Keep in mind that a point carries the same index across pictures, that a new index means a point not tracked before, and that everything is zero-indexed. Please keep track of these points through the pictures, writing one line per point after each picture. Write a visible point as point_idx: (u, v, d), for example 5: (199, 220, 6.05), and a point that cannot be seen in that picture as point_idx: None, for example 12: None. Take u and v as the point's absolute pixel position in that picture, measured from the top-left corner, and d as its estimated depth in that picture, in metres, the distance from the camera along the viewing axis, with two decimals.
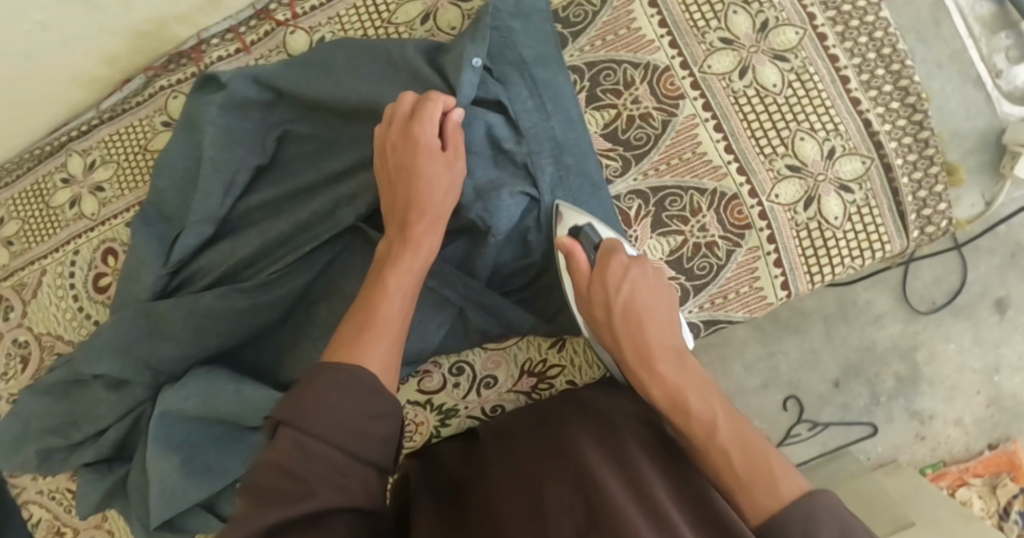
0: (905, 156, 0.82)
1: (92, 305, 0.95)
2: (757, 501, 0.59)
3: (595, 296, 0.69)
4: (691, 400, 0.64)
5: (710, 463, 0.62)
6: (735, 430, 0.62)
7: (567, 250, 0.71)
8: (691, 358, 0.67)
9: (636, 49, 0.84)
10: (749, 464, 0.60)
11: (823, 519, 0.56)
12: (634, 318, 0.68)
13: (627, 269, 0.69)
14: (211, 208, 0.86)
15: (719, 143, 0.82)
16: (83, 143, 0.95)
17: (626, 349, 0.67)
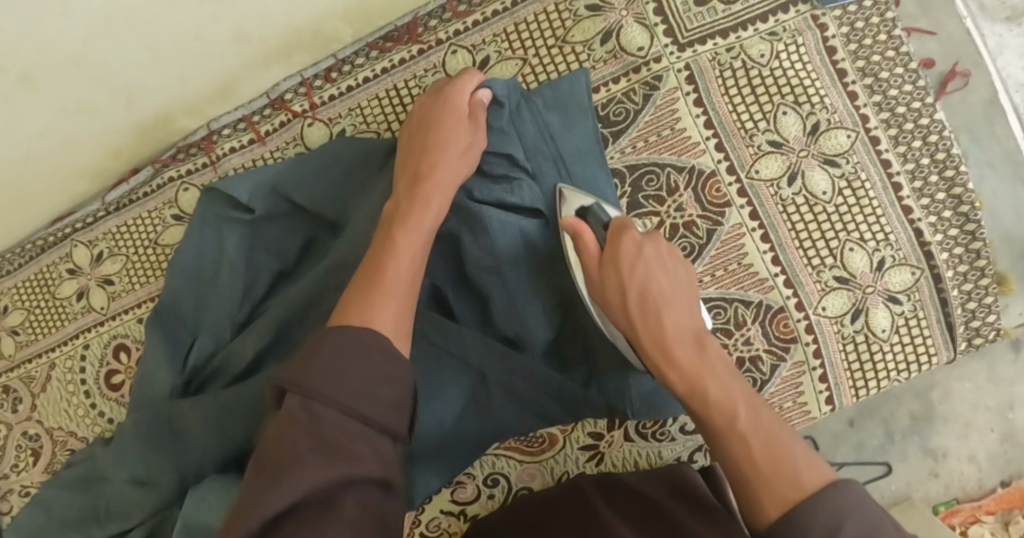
0: (956, 267, 0.79)
1: (105, 403, 0.91)
2: (778, 497, 0.58)
3: (608, 279, 0.70)
4: (710, 390, 0.64)
5: (729, 455, 0.62)
6: (754, 418, 0.62)
7: (575, 231, 0.71)
8: (711, 346, 0.67)
9: (680, 152, 0.80)
10: (771, 457, 0.59)
11: (850, 518, 0.55)
12: (650, 301, 0.68)
13: (641, 248, 0.70)
14: (226, 311, 0.82)
15: (767, 254, 0.79)
16: (89, 233, 0.90)
17: (642, 337, 0.68)
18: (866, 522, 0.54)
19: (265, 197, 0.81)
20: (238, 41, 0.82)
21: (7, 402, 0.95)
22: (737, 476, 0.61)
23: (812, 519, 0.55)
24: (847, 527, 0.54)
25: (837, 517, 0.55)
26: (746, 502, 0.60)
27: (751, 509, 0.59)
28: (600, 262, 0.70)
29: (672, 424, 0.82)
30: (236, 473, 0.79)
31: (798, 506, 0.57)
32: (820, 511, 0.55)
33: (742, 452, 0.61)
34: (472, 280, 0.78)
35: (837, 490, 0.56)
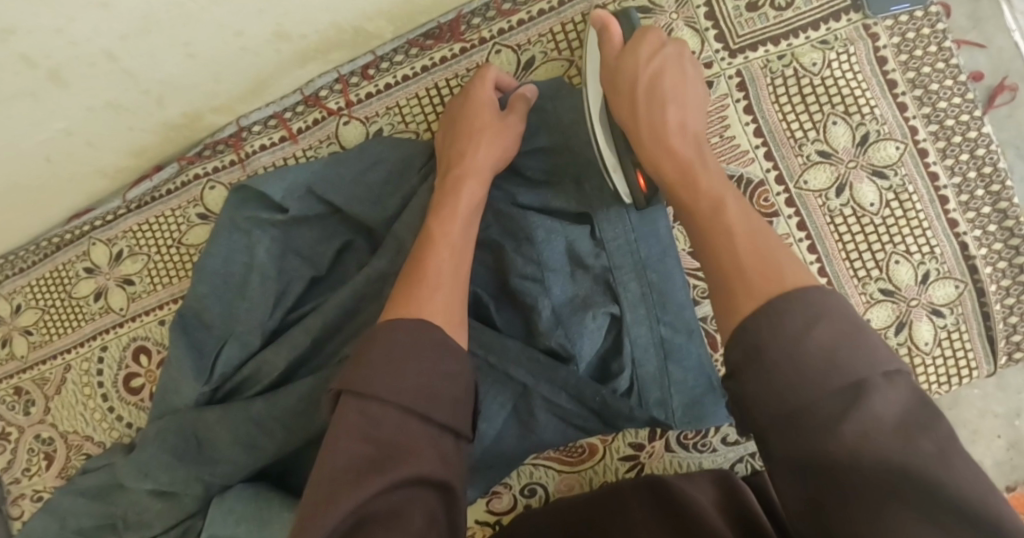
0: (999, 281, 0.79)
1: (124, 407, 0.88)
2: (752, 288, 0.55)
3: (624, 65, 0.72)
4: (703, 185, 0.64)
5: (710, 247, 0.60)
6: (744, 214, 0.61)
7: (601, 25, 0.74)
8: (710, 158, 0.68)
9: (729, 160, 0.79)
10: (756, 255, 0.57)
11: (831, 317, 0.51)
12: (659, 94, 0.70)
13: (661, 47, 0.73)
14: (257, 319, 0.79)
15: (812, 265, 0.79)
16: (108, 231, 0.86)
17: (643, 123, 0.69)
18: (847, 325, 0.51)
19: (300, 198, 0.78)
20: (276, 38, 0.71)
21: (19, 403, 0.92)
22: (714, 267, 0.59)
23: (787, 310, 0.52)
24: (822, 325, 0.51)
25: (813, 315, 0.51)
26: (720, 293, 0.57)
27: (724, 299, 0.56)
28: (618, 55, 0.73)
29: (713, 435, 0.81)
30: (263, 486, 0.80)
31: (776, 294, 0.53)
32: (797, 305, 0.52)
33: (724, 239, 0.59)
34: (515, 289, 0.77)
35: (819, 291, 0.52)
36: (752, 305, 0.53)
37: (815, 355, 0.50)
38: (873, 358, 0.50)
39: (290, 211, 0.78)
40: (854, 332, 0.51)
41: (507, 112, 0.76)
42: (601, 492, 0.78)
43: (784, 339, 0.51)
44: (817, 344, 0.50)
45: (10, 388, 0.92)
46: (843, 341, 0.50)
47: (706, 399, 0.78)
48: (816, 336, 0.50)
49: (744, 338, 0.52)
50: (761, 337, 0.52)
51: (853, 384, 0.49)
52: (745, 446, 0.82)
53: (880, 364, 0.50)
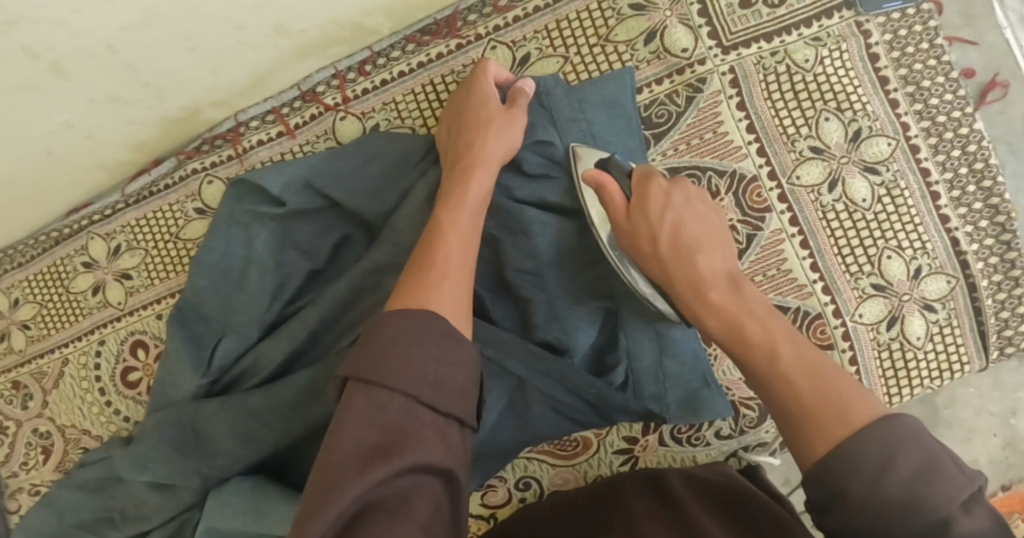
0: (991, 277, 0.80)
1: (121, 401, 0.89)
2: (826, 435, 0.55)
3: (638, 228, 0.72)
4: (748, 326, 0.65)
5: (773, 395, 0.61)
6: (798, 351, 0.62)
7: (598, 183, 0.74)
8: (747, 285, 0.69)
9: (722, 155, 0.79)
10: (819, 393, 0.57)
11: (903, 447, 0.52)
12: (682, 251, 0.71)
13: (668, 198, 0.73)
14: (254, 312, 0.80)
15: (806, 260, 0.79)
16: (106, 226, 0.87)
17: (676, 277, 0.70)
18: (924, 455, 0.52)
19: (297, 191, 0.79)
20: (275, 32, 0.72)
21: (16, 397, 0.92)
22: (783, 416, 0.59)
23: (859, 449, 0.53)
24: (899, 460, 0.52)
25: (887, 454, 0.52)
26: (792, 440, 0.57)
27: (799, 443, 0.57)
28: (626, 213, 0.73)
29: (707, 429, 0.82)
30: (260, 478, 0.81)
31: (847, 437, 0.54)
32: (872, 442, 0.53)
33: (785, 387, 0.60)
34: (511, 282, 0.78)
35: (890, 425, 0.53)
36: (824, 446, 0.55)
37: (898, 498, 0.51)
38: (955, 485, 0.50)
39: (287, 205, 0.79)
40: (933, 462, 0.51)
41: (509, 105, 0.77)
42: (598, 487, 0.78)
43: (863, 479, 0.52)
44: (899, 483, 0.51)
45: (8, 382, 0.92)
46: (923, 472, 0.51)
47: (702, 393, 0.78)
48: (892, 475, 0.51)
49: (818, 478, 0.54)
50: (841, 485, 0.53)
51: (941, 520, 0.50)
52: (738, 440, 0.82)
53: (962, 488, 0.50)
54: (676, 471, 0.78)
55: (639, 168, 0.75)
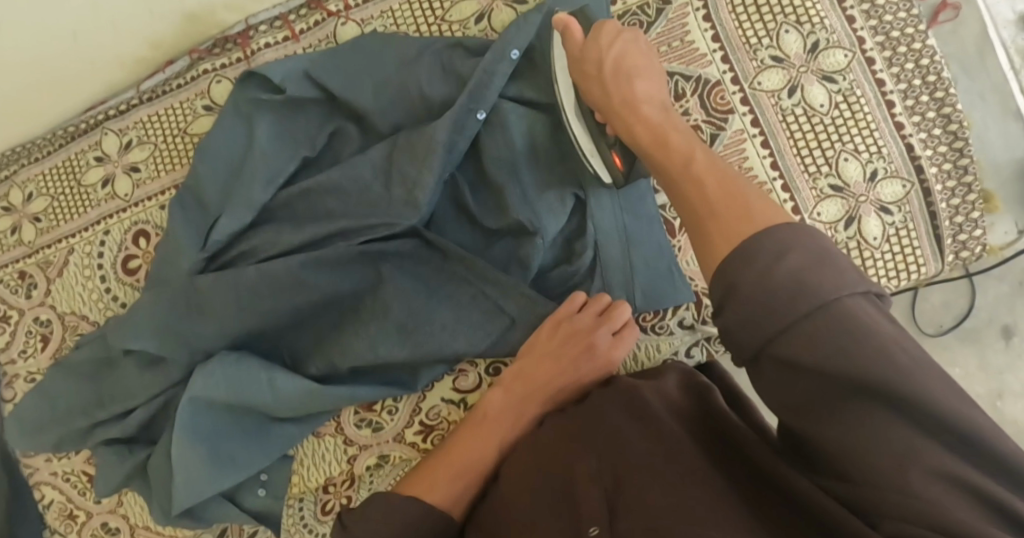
0: (945, 182, 0.85)
1: (121, 287, 0.94)
2: (727, 228, 0.54)
3: (587, 55, 0.77)
4: (672, 136, 0.66)
5: (681, 189, 0.61)
6: (710, 159, 0.62)
7: (564, 27, 0.78)
8: (675, 112, 0.72)
9: (688, 62, 0.85)
10: (724, 195, 0.57)
11: (796, 242, 0.50)
12: (622, 74, 0.75)
13: (619, 34, 0.77)
14: (249, 192, 0.84)
15: (766, 159, 0.84)
16: (120, 122, 0.94)
17: (613, 97, 0.74)
18: (818, 252, 0.49)
19: (298, 80, 0.86)
20: None
21: (22, 286, 0.98)
22: (688, 207, 0.59)
23: (757, 244, 0.51)
24: (790, 257, 0.50)
25: (781, 246, 0.50)
26: (696, 237, 0.56)
27: (701, 238, 0.56)
28: (580, 47, 0.78)
29: (671, 318, 0.86)
30: (247, 352, 0.87)
31: (745, 234, 0.53)
32: (765, 239, 0.51)
33: (695, 193, 0.59)
34: (488, 171, 0.83)
35: (788, 225, 0.51)
36: (724, 246, 0.53)
37: (783, 284, 0.48)
38: (843, 276, 0.48)
39: (287, 93, 0.85)
40: (822, 256, 0.49)
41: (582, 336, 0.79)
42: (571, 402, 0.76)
43: (757, 268, 0.50)
44: (786, 271, 0.49)
45: (14, 272, 0.98)
46: (811, 265, 0.49)
47: (665, 282, 0.83)
48: (783, 265, 0.49)
49: (722, 279, 0.51)
50: (734, 279, 0.51)
51: (827, 305, 0.47)
52: (701, 330, 0.86)
53: (849, 282, 0.48)
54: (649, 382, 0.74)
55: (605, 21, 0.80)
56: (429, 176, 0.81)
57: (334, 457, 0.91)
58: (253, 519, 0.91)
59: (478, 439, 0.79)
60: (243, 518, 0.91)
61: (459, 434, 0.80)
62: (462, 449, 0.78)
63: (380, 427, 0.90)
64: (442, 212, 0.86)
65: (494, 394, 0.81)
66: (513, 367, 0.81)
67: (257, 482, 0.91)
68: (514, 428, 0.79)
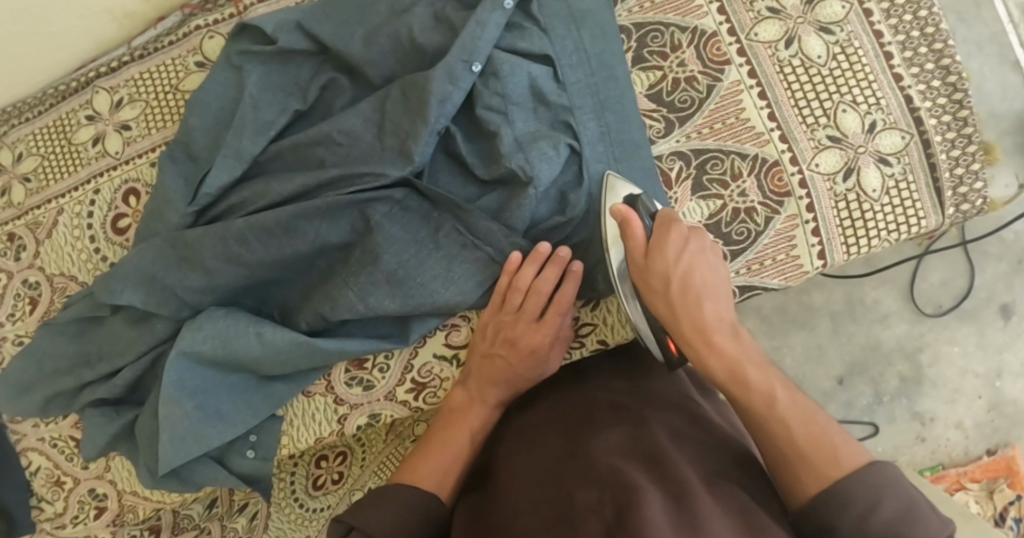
0: (944, 134, 0.83)
1: (110, 247, 0.93)
2: (817, 470, 0.64)
3: (653, 267, 0.71)
4: (749, 373, 0.69)
5: (770, 435, 0.67)
6: (790, 396, 0.68)
7: (623, 219, 0.71)
8: (744, 334, 0.72)
9: (684, 13, 0.85)
10: (811, 438, 0.65)
11: (887, 493, 0.62)
12: (690, 296, 0.71)
13: (686, 243, 0.72)
14: (240, 143, 0.83)
15: (763, 110, 0.83)
16: (110, 80, 0.94)
17: (683, 325, 0.71)
18: (903, 496, 0.62)
19: (290, 31, 0.85)
20: None
21: (10, 248, 0.95)
22: (776, 456, 0.67)
23: (853, 491, 0.62)
24: (884, 504, 0.61)
25: (876, 495, 0.62)
26: (781, 473, 0.66)
27: (787, 477, 0.66)
28: (644, 251, 0.72)
29: None
30: (235, 308, 0.85)
31: (836, 477, 0.63)
32: (863, 487, 0.62)
33: (778, 423, 0.67)
34: (481, 121, 0.82)
35: (878, 471, 0.63)
36: (814, 488, 0.64)
37: (881, 532, 0.61)
38: (930, 525, 0.61)
39: (279, 43, 0.85)
40: (911, 504, 0.62)
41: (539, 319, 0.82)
42: (567, 422, 0.75)
43: (855, 515, 0.62)
44: (882, 520, 0.61)
45: (4, 234, 0.96)
46: (903, 514, 0.61)
47: None
48: (879, 512, 0.61)
49: (816, 514, 0.63)
50: (830, 516, 0.63)
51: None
52: None
53: (937, 529, 0.61)
54: (652, 415, 0.73)
55: (662, 212, 0.74)
56: (421, 123, 0.80)
57: (325, 417, 0.90)
58: (241, 482, 0.89)
59: (452, 429, 0.81)
60: (232, 482, 0.89)
61: (435, 426, 0.83)
62: (439, 441, 0.80)
63: (371, 386, 0.88)
64: (433, 163, 0.85)
65: (458, 391, 0.85)
66: (471, 363, 0.85)
67: (245, 443, 0.89)
68: (484, 417, 0.82)
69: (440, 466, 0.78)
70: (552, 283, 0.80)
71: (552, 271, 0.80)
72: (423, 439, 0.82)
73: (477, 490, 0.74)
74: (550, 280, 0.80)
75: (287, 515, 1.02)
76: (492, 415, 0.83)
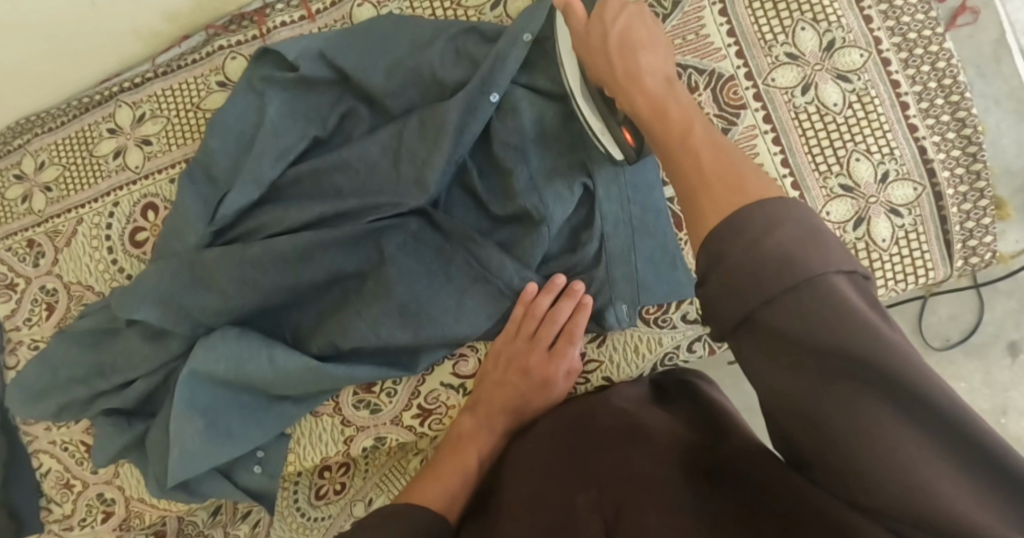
0: (957, 187, 0.84)
1: (127, 259, 0.94)
2: (715, 196, 0.50)
3: (592, 33, 0.75)
4: (670, 107, 0.63)
5: (681, 167, 0.55)
6: (706, 131, 0.57)
7: (565, 5, 0.78)
8: (682, 85, 0.68)
9: (703, 56, 0.84)
10: (718, 162, 0.53)
11: (790, 218, 0.46)
12: (627, 49, 0.72)
13: (624, 6, 0.76)
14: (258, 168, 0.84)
15: (776, 155, 0.84)
16: (134, 95, 0.95)
17: (617, 69, 0.71)
18: (808, 230, 0.45)
19: (311, 58, 0.86)
20: None
21: (30, 255, 0.97)
22: (682, 184, 0.54)
23: (754, 216, 0.46)
24: (785, 228, 0.45)
25: (775, 220, 0.46)
26: (686, 207, 0.52)
27: (690, 210, 0.51)
28: (586, 24, 0.77)
29: (674, 312, 0.87)
30: (246, 328, 0.87)
31: (739, 202, 0.48)
32: (759, 209, 0.47)
33: (690, 161, 0.55)
34: (497, 157, 0.84)
35: (778, 202, 0.47)
36: (712, 219, 0.48)
37: (773, 253, 0.44)
38: (831, 254, 0.44)
39: (300, 70, 0.86)
40: (813, 233, 0.45)
41: (552, 348, 0.84)
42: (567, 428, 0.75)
43: (748, 243, 0.45)
44: (778, 242, 0.45)
45: (24, 241, 0.98)
46: (806, 240, 0.45)
47: (672, 267, 0.83)
48: (774, 237, 0.45)
49: (710, 248, 0.47)
50: (723, 246, 0.46)
51: (810, 285, 0.43)
52: (704, 325, 0.88)
53: (839, 257, 0.44)
54: (648, 415, 0.73)
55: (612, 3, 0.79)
56: (437, 153, 0.81)
57: (331, 437, 0.91)
58: (248, 497, 0.91)
59: (459, 452, 0.83)
60: (238, 496, 0.91)
61: (442, 452, 0.85)
62: (447, 465, 0.82)
63: (378, 409, 0.90)
64: (449, 194, 0.86)
65: (466, 417, 0.86)
66: (477, 390, 0.87)
67: (252, 460, 0.91)
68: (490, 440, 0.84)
69: (444, 488, 0.79)
70: (567, 315, 0.82)
71: (568, 304, 0.82)
72: (431, 461, 0.84)
73: (485, 506, 0.76)
74: (567, 313, 0.82)
75: (288, 522, 1.04)
76: (499, 441, 0.85)
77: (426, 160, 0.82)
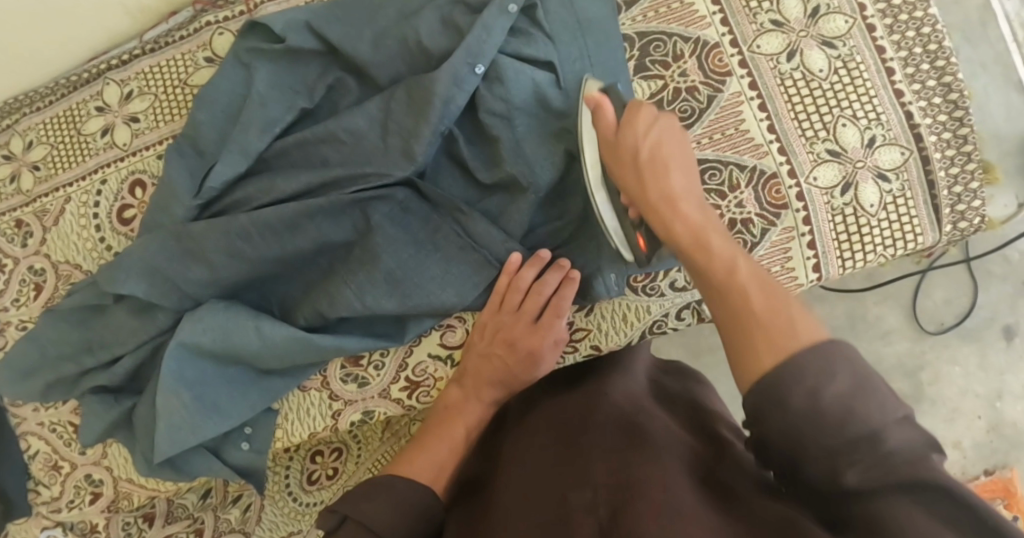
0: (944, 150, 0.84)
1: (114, 236, 0.94)
2: (768, 347, 0.55)
3: (623, 142, 0.71)
4: (712, 240, 0.65)
5: (730, 308, 0.60)
6: (752, 270, 0.62)
7: (596, 104, 0.73)
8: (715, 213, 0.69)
9: (688, 24, 0.85)
10: (770, 311, 0.57)
11: (841, 370, 0.52)
12: (659, 164, 0.70)
13: (655, 120, 0.71)
14: (246, 140, 0.84)
15: (762, 121, 0.83)
16: (122, 73, 0.96)
17: (651, 197, 0.69)
18: (862, 374, 0.52)
19: (299, 31, 0.86)
20: None
21: (17, 235, 0.97)
22: (732, 329, 0.59)
23: (807, 362, 0.53)
24: (837, 379, 0.52)
25: (826, 371, 0.52)
26: (737, 347, 0.57)
27: (738, 351, 0.57)
28: (616, 129, 0.72)
29: (662, 279, 0.87)
30: (234, 302, 0.86)
31: (791, 348, 0.54)
32: (813, 359, 0.53)
33: (743, 307, 0.59)
34: (483, 125, 0.83)
35: (836, 345, 0.53)
36: (767, 362, 0.54)
37: (834, 407, 0.51)
38: (885, 407, 0.52)
39: (287, 42, 0.86)
40: (865, 382, 0.52)
41: (538, 320, 0.83)
42: (563, 424, 0.72)
43: (806, 388, 0.52)
44: (836, 395, 0.51)
45: (12, 221, 0.97)
46: (860, 388, 0.52)
47: None
48: (828, 391, 0.52)
49: (766, 392, 0.53)
50: (784, 393, 0.53)
51: (871, 432, 0.51)
52: (692, 293, 0.87)
53: (892, 407, 0.52)
54: (649, 416, 0.71)
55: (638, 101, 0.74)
56: (422, 121, 0.81)
57: (319, 412, 0.91)
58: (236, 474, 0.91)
59: (447, 423, 0.82)
60: (226, 474, 0.90)
61: (428, 426, 0.83)
62: (434, 436, 0.81)
63: (366, 383, 0.89)
64: (436, 164, 0.86)
65: (453, 390, 0.85)
66: (464, 364, 0.85)
67: (239, 436, 0.90)
68: (477, 413, 0.83)
69: (434, 458, 0.78)
70: (552, 286, 0.82)
71: (553, 275, 0.82)
72: (418, 435, 0.83)
73: (474, 490, 0.74)
74: (552, 285, 0.82)
75: (281, 508, 1.03)
76: (486, 413, 0.83)
77: (413, 129, 0.82)
